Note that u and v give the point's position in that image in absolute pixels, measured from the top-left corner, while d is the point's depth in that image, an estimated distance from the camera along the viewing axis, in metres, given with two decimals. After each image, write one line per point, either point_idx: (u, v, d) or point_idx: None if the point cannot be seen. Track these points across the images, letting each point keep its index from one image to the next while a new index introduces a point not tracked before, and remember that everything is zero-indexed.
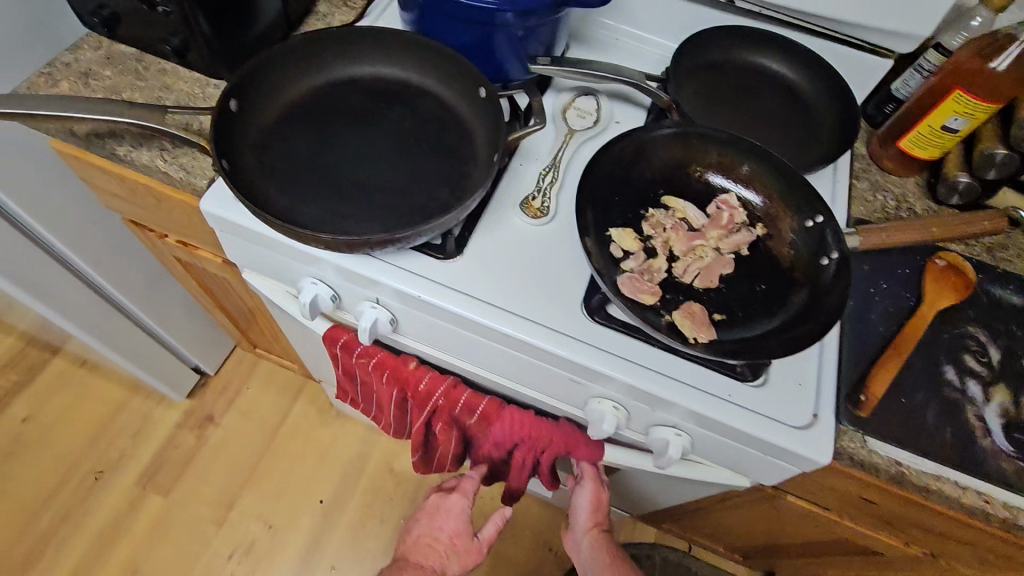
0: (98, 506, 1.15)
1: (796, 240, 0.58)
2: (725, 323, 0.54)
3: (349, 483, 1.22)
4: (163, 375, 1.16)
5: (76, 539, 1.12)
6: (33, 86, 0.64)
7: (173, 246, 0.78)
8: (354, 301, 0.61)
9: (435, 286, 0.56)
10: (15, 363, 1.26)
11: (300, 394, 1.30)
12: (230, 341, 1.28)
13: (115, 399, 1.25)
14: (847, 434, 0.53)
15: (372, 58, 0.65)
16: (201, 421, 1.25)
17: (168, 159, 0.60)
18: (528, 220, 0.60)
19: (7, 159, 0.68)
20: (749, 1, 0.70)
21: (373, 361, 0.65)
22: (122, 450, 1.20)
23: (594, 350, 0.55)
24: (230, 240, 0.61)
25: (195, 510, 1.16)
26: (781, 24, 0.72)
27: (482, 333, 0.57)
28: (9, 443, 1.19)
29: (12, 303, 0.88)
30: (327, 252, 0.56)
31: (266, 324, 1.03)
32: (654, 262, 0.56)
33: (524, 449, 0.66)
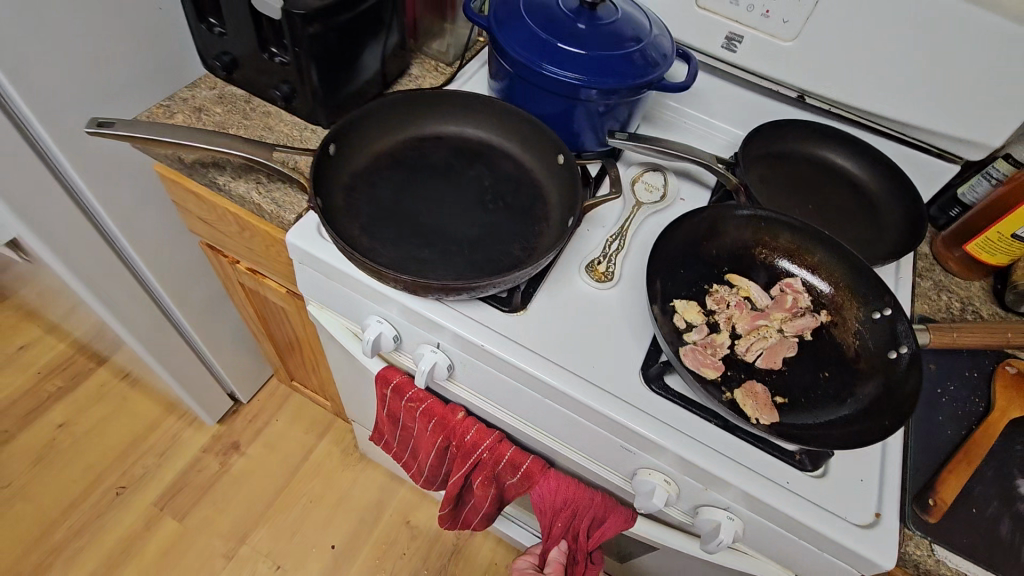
0: (113, 523, 1.14)
1: (862, 330, 0.58)
2: (788, 407, 0.53)
3: (361, 531, 1.18)
4: (201, 398, 1.18)
5: (85, 555, 1.11)
6: (151, 115, 0.70)
7: (244, 272, 0.82)
8: (414, 343, 0.62)
9: (499, 337, 0.57)
10: (62, 369, 1.30)
11: (327, 432, 1.29)
12: (267, 371, 1.30)
13: (149, 416, 1.27)
14: (912, 539, 0.50)
15: (459, 119, 0.69)
16: (227, 447, 1.25)
17: (263, 192, 0.64)
18: (593, 283, 0.62)
19: (113, 178, 0.74)
20: (819, 99, 0.74)
21: (422, 406, 0.65)
22: (145, 468, 1.21)
23: (652, 418, 0.54)
24: (305, 272, 0.63)
25: (206, 541, 1.14)
26: (848, 121, 0.75)
27: (539, 389, 0.57)
28: (41, 448, 1.20)
29: (79, 309, 0.92)
30: (399, 293, 0.58)
31: (311, 358, 1.05)
32: (717, 337, 0.57)
33: (563, 516, 0.63)
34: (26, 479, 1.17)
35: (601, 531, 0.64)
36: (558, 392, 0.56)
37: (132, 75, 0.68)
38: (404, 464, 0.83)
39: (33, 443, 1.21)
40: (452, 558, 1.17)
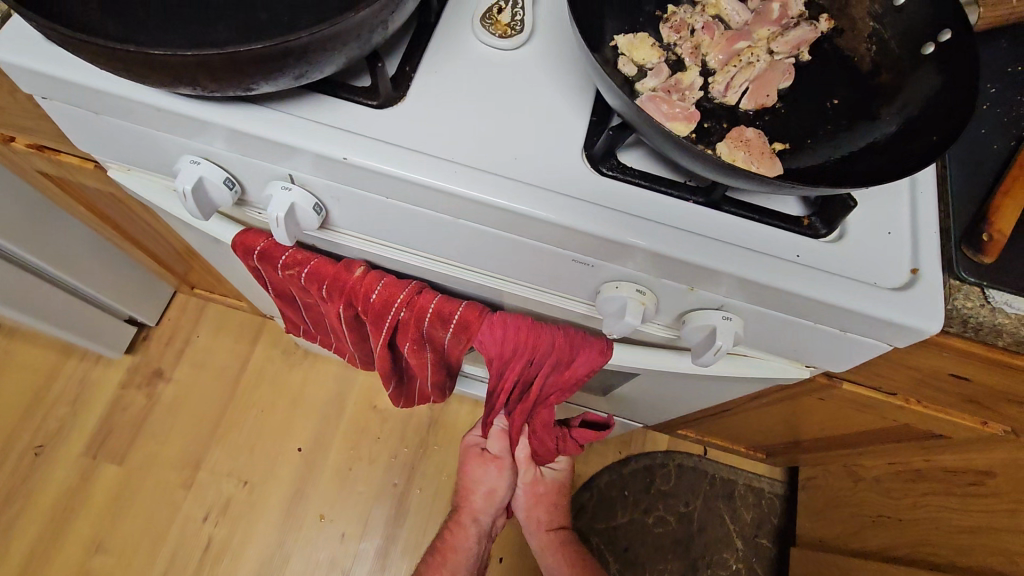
0: (45, 483, 1.01)
1: (880, 30, 0.40)
2: (791, 154, 0.37)
3: (327, 426, 1.09)
4: (89, 331, 0.99)
5: (25, 522, 0.99)
6: None
7: (27, 152, 0.58)
8: (260, 185, 0.43)
9: (369, 143, 0.38)
10: None
11: (260, 336, 1.14)
12: (167, 285, 1.10)
13: (45, 364, 1.08)
14: (961, 291, 0.38)
15: None
16: (149, 377, 1.09)
17: None
18: (493, 42, 0.42)
19: None
20: None
21: (305, 271, 0.48)
22: (62, 420, 1.05)
23: (605, 210, 0.38)
24: (63, 111, 0.41)
25: (157, 476, 1.03)
26: None
27: (445, 206, 0.40)
28: None
29: None
30: (201, 107, 0.37)
31: (196, 256, 0.85)
32: (683, 77, 0.39)
33: (518, 364, 0.50)
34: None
35: (571, 373, 0.51)
36: (471, 204, 0.39)
37: None
38: (333, 349, 0.68)
39: None
40: (430, 430, 1.10)
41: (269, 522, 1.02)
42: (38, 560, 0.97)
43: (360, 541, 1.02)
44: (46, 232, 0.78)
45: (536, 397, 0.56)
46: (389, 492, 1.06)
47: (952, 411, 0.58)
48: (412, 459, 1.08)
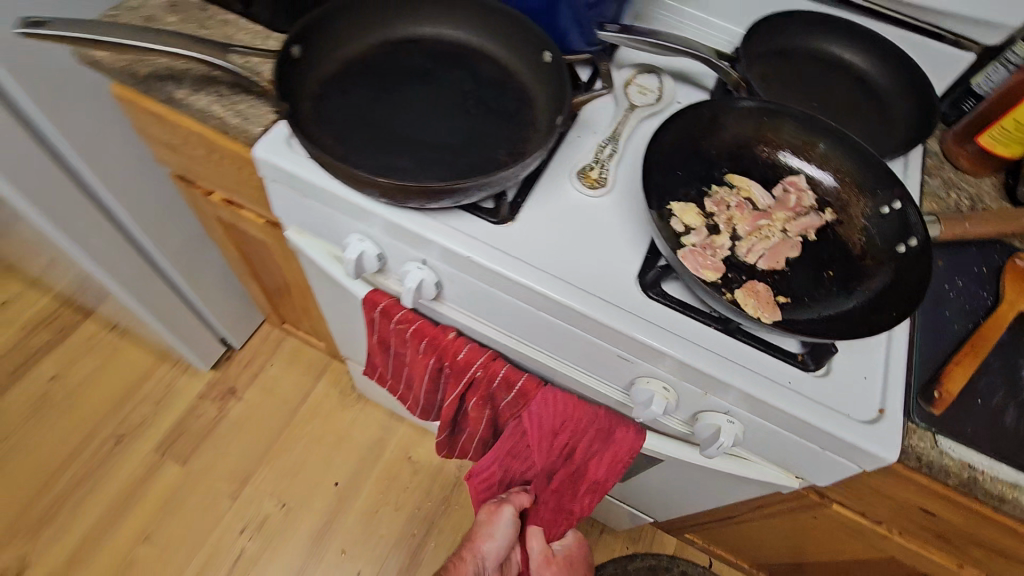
0: (116, 470, 1.15)
1: (869, 226, 0.55)
2: (791, 306, 0.51)
3: (364, 467, 1.20)
4: (193, 345, 1.16)
5: (92, 503, 1.12)
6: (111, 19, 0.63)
7: (218, 204, 0.78)
8: (399, 261, 0.60)
9: (486, 247, 0.54)
10: (48, 323, 1.28)
11: (323, 374, 1.29)
12: (258, 316, 1.28)
13: (143, 365, 1.25)
14: (916, 432, 0.49)
15: (434, 20, 0.63)
16: (224, 393, 1.24)
17: (225, 105, 0.59)
18: (583, 191, 0.58)
19: (74, 107, 0.68)
20: None
21: (412, 328, 0.63)
22: (144, 416, 1.20)
23: (647, 323, 0.52)
24: (281, 191, 0.60)
25: (210, 482, 1.15)
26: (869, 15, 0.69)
27: (530, 299, 0.54)
28: (38, 399, 1.20)
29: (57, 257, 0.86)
30: (378, 205, 0.54)
31: (300, 299, 1.03)
32: (717, 239, 0.54)
33: (564, 432, 0.62)
34: (25, 432, 1.17)
35: (610, 445, 0.62)
36: (550, 302, 0.53)
37: None
38: (400, 395, 0.82)
39: (26, 396, 1.20)
40: (455, 489, 1.19)
41: (296, 546, 1.11)
42: (92, 541, 1.08)
43: None
44: (194, 259, 0.98)
45: (574, 462, 0.65)
46: (408, 541, 1.14)
47: (929, 548, 0.65)
48: (434, 513, 1.17)
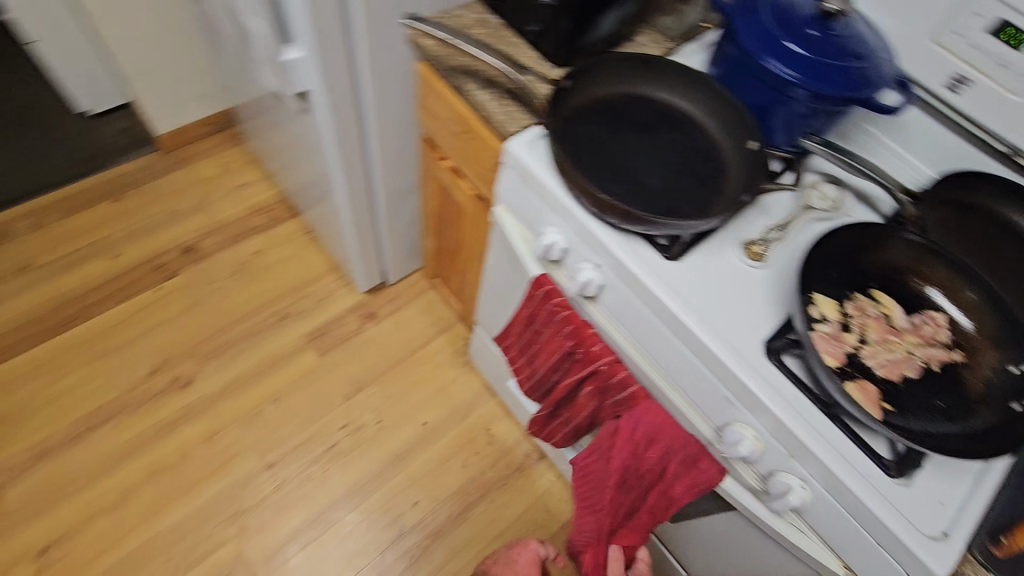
0: (271, 339, 1.41)
1: (991, 378, 0.60)
2: (893, 413, 0.58)
3: (450, 421, 1.36)
4: (364, 269, 1.40)
5: (247, 358, 1.37)
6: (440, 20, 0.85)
7: (445, 168, 1.00)
8: (576, 259, 0.74)
9: (652, 272, 0.67)
10: (265, 211, 1.60)
11: (445, 331, 1.48)
12: (415, 265, 1.50)
13: (318, 269, 1.52)
14: (972, 565, 0.55)
15: (670, 87, 0.77)
16: (367, 314, 1.48)
17: (497, 105, 0.79)
18: (744, 258, 0.69)
19: (388, 71, 0.91)
20: None
21: (563, 313, 0.78)
22: (305, 307, 1.46)
23: (762, 379, 0.62)
24: (511, 177, 0.77)
25: (333, 379, 1.38)
26: None
27: (671, 325, 0.66)
28: (239, 264, 1.51)
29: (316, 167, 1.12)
30: (582, 212, 0.70)
31: (462, 263, 1.22)
32: (846, 336, 0.62)
33: (655, 445, 0.72)
34: (223, 284, 1.47)
35: (692, 471, 0.71)
36: (687, 332, 0.64)
37: None
38: (517, 365, 0.97)
39: (233, 259, 1.51)
40: (516, 473, 1.32)
41: (377, 458, 1.29)
42: (237, 385, 1.33)
43: (426, 516, 1.25)
44: (400, 203, 1.21)
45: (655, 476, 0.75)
46: (463, 497, 1.28)
47: None
48: (493, 484, 1.31)
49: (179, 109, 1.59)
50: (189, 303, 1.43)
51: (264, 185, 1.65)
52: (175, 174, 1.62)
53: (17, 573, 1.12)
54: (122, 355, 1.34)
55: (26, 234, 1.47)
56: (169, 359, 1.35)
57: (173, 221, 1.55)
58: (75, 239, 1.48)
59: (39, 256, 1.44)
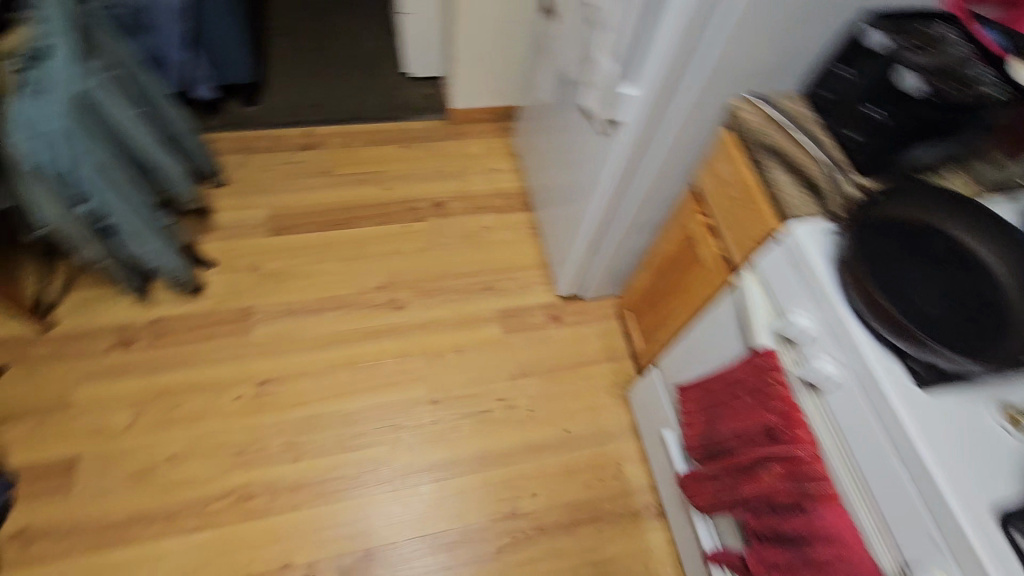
0: (472, 301, 1.60)
1: None
2: None
3: (589, 440, 1.43)
4: (571, 276, 1.54)
5: (448, 307, 1.58)
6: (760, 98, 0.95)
7: (697, 220, 1.07)
8: (816, 348, 0.77)
9: (900, 391, 0.69)
10: (505, 197, 1.83)
11: (613, 360, 1.56)
12: (611, 291, 1.62)
13: (528, 261, 1.70)
14: None
15: (971, 228, 0.72)
16: (553, 316, 1.61)
17: (790, 185, 0.86)
18: (999, 419, 0.69)
19: (695, 126, 1.02)
20: None
21: (780, 390, 0.80)
22: (508, 288, 1.64)
23: (987, 541, 0.60)
24: (781, 253, 0.83)
25: (507, 356, 1.53)
26: None
27: (901, 446, 0.67)
28: (471, 231, 1.74)
29: (585, 180, 1.29)
30: (849, 309, 0.74)
31: (665, 308, 1.30)
32: None
33: (834, 550, 0.71)
34: (453, 242, 1.71)
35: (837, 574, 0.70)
36: (918, 462, 0.65)
37: (765, 72, 0.96)
38: (696, 417, 1.00)
39: (467, 226, 1.75)
40: (630, 517, 1.35)
41: (517, 440, 1.41)
42: (433, 326, 1.55)
43: (537, 511, 1.33)
44: (634, 235, 1.33)
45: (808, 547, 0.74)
46: (575, 513, 1.34)
47: None
48: (603, 515, 1.35)
49: (476, 94, 1.89)
50: (422, 246, 1.69)
51: (511, 176, 1.88)
52: (450, 142, 1.92)
53: (241, 389, 1.38)
54: (363, 264, 1.62)
55: (334, 147, 1.85)
56: (393, 283, 1.61)
57: (435, 178, 1.84)
58: (364, 164, 1.83)
59: (338, 167, 1.81)
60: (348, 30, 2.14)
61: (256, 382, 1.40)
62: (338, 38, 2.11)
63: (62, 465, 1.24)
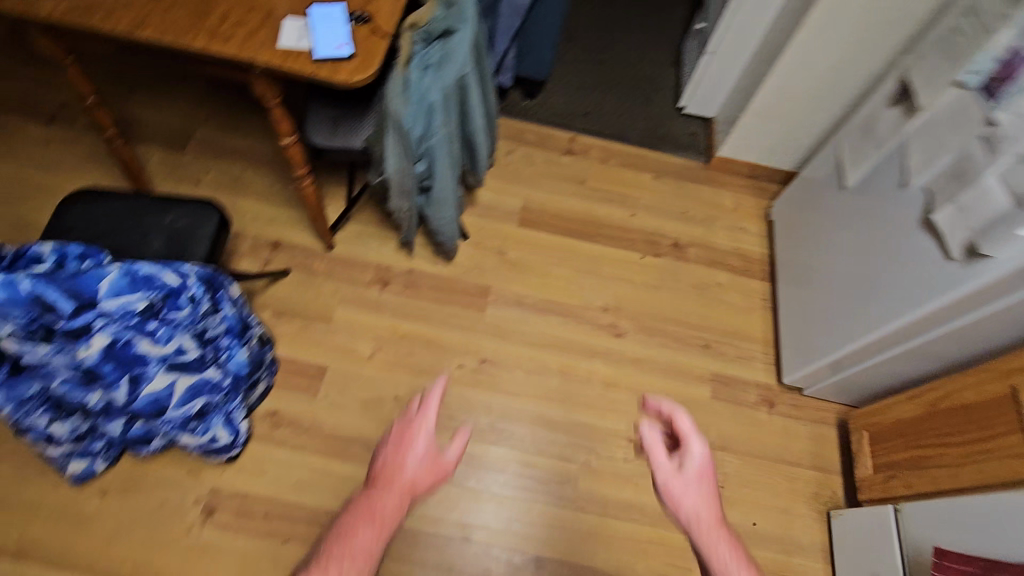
0: (688, 354, 1.59)
1: None
2: None
3: (772, 542, 1.38)
4: (806, 369, 1.46)
5: (664, 352, 1.58)
6: None
7: None
8: None
9: None
10: (746, 259, 1.77)
11: (819, 469, 1.47)
12: (841, 398, 1.51)
13: (755, 334, 1.64)
14: None
15: None
16: (766, 399, 1.55)
17: None
18: None
19: None
20: None
21: None
22: (727, 354, 1.60)
23: None
24: None
25: (709, 423, 1.50)
26: None
27: None
28: (703, 283, 1.71)
29: (886, 287, 1.20)
30: None
31: (919, 452, 1.16)
32: None
33: None
34: (684, 288, 1.69)
35: None
36: None
37: None
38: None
39: (702, 275, 1.72)
40: None
41: None
42: (645, 364, 1.55)
43: None
44: (915, 361, 1.22)
45: None
46: None
47: None
48: None
49: (750, 147, 1.82)
50: (654, 283, 1.69)
51: (757, 241, 1.81)
52: (705, 187, 1.89)
53: (466, 360, 1.50)
54: (596, 281, 1.66)
55: (595, 159, 1.89)
56: (619, 309, 1.63)
57: (681, 219, 1.82)
58: (618, 184, 1.85)
59: (593, 178, 1.85)
60: (636, 47, 2.15)
61: (478, 359, 1.50)
62: (622, 50, 2.13)
63: (315, 371, 1.43)
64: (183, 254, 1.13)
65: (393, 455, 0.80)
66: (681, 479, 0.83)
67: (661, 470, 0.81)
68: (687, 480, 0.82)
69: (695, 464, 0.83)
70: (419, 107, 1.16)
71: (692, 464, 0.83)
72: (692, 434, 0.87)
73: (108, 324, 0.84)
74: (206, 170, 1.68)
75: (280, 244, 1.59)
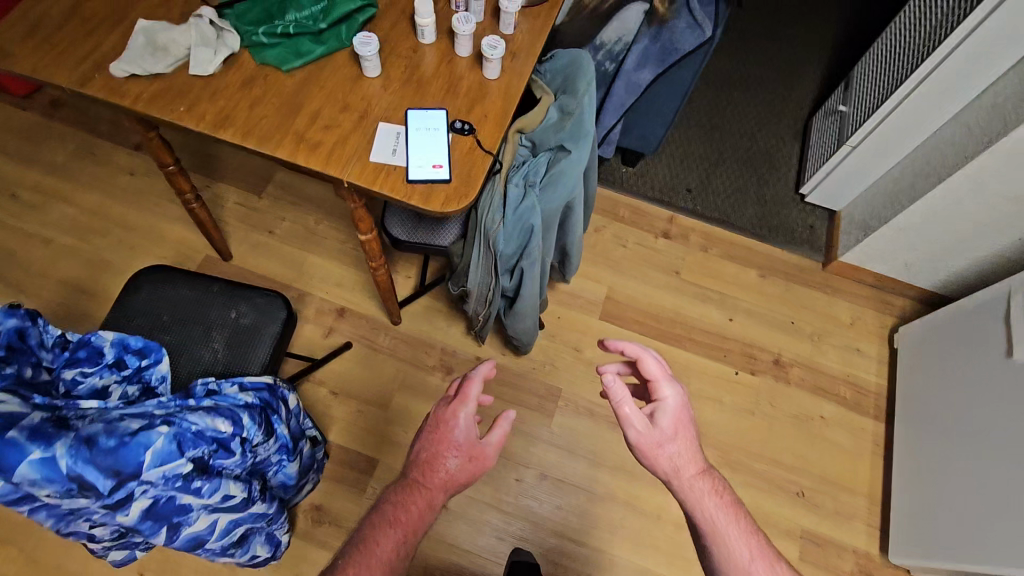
0: (777, 501, 1.39)
1: None
2: None
3: None
4: (923, 558, 1.23)
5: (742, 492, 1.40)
6: None
7: None
8: None
9: None
10: (858, 390, 1.53)
11: None
12: None
13: (859, 487, 1.42)
14: None
15: None
16: (864, 570, 1.34)
17: None
18: None
19: None
20: None
21: None
22: (823, 506, 1.40)
23: None
24: None
25: None
26: None
27: None
28: (804, 415, 1.49)
29: None
30: None
31: None
32: None
33: None
34: (781, 419, 1.48)
35: None
36: None
37: None
38: None
39: (804, 405, 1.50)
40: None
41: None
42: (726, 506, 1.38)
43: None
44: None
45: None
46: None
47: None
48: None
49: (881, 258, 1.58)
50: (745, 406, 1.49)
51: (874, 369, 1.56)
52: (818, 294, 1.65)
53: (527, 474, 1.37)
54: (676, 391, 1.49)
55: (694, 246, 1.69)
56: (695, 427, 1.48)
57: (786, 333, 1.59)
58: (717, 279, 1.65)
59: (689, 270, 1.65)
60: (755, 113, 1.91)
61: (537, 472, 1.37)
62: (738, 116, 1.90)
63: (364, 466, 1.34)
64: (243, 357, 1.04)
65: (431, 451, 0.81)
66: (657, 430, 0.88)
67: (636, 429, 0.86)
68: (664, 437, 0.87)
69: (668, 418, 0.89)
70: (520, 231, 1.01)
71: (664, 409, 0.90)
72: (662, 378, 0.92)
73: (149, 490, 0.75)
74: (279, 218, 1.60)
75: (344, 312, 1.50)
